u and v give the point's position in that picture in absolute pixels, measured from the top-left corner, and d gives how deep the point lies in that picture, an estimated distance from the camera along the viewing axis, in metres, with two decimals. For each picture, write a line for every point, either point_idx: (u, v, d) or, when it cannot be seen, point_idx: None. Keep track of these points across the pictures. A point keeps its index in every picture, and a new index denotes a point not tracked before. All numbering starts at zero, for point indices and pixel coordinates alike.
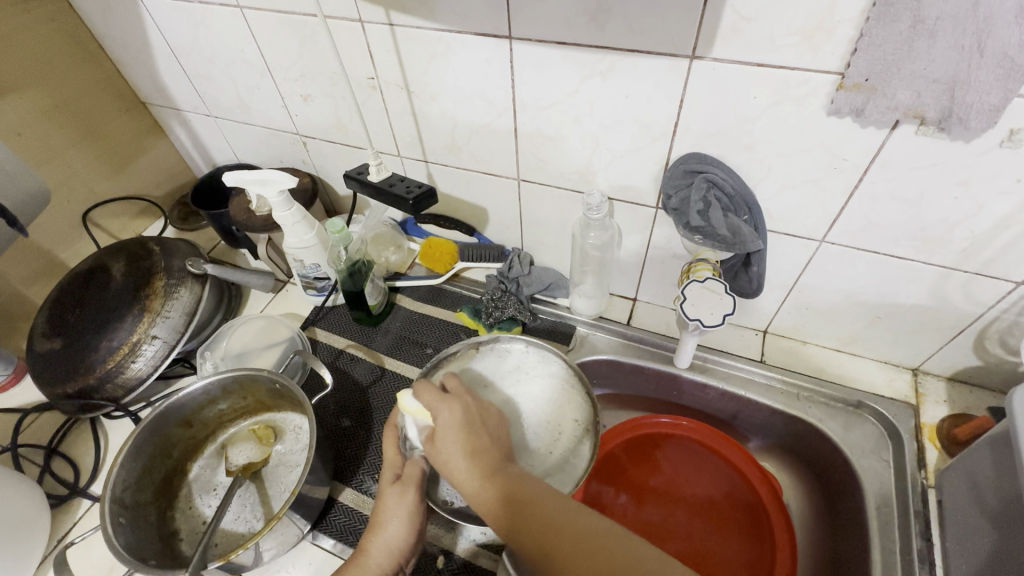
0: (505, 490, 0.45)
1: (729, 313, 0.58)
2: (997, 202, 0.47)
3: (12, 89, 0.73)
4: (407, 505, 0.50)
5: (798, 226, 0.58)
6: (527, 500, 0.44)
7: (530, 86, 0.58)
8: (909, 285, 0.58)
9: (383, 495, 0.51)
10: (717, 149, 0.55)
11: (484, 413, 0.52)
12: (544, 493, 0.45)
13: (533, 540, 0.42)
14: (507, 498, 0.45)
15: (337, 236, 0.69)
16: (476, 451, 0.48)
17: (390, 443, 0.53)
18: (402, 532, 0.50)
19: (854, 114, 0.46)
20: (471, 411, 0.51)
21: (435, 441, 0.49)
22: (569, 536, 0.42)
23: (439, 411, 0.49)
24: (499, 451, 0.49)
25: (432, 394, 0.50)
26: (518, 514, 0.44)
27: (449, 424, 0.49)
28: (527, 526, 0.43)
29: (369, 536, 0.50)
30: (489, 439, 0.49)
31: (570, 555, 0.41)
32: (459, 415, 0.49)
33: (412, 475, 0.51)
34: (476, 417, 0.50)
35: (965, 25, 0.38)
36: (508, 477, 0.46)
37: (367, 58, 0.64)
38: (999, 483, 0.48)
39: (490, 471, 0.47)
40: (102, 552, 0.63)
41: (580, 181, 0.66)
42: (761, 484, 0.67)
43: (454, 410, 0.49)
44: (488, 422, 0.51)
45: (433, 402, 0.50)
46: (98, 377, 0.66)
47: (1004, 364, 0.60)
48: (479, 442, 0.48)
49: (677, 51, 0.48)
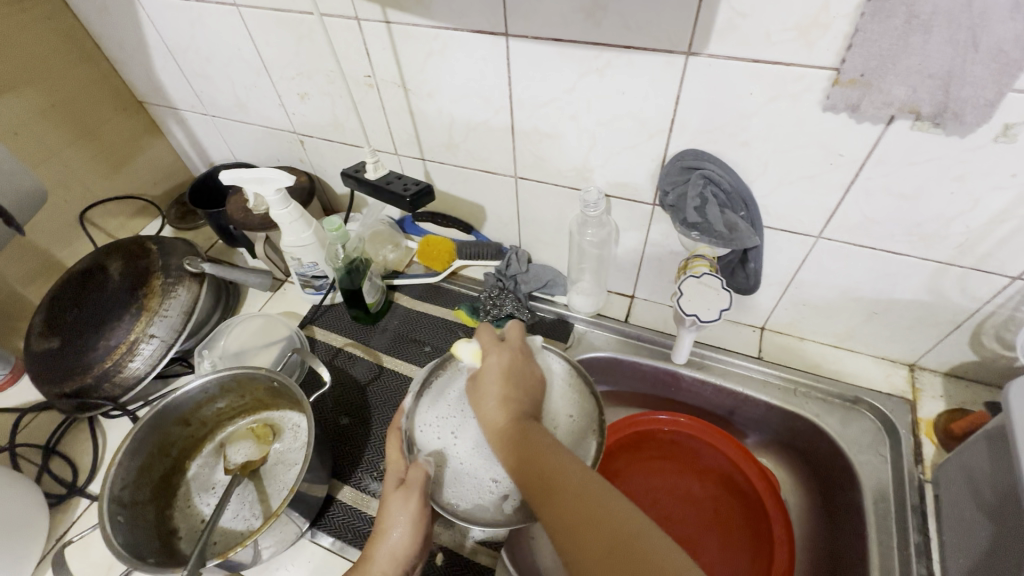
0: (518, 435, 0.49)
1: (726, 309, 0.58)
2: (992, 197, 0.47)
3: (9, 88, 0.73)
4: (412, 511, 0.48)
5: (795, 222, 0.58)
6: (536, 451, 0.47)
7: (526, 83, 0.58)
8: (905, 281, 0.58)
9: (388, 500, 0.49)
10: (714, 146, 0.55)
11: (529, 373, 0.55)
12: (556, 448, 0.47)
13: (539, 486, 0.45)
14: (519, 442, 0.48)
15: (334, 235, 0.69)
16: (508, 397, 0.52)
17: (394, 445, 0.54)
18: (407, 539, 0.49)
19: (850, 110, 0.46)
20: (508, 368, 0.55)
21: (479, 380, 0.55)
22: (572, 496, 0.43)
23: (490, 353, 0.56)
24: (529, 404, 0.53)
25: (489, 338, 0.58)
26: (528, 462, 0.46)
27: (493, 367, 0.55)
28: (535, 470, 0.46)
29: (375, 543, 0.49)
30: (524, 390, 0.53)
31: (568, 509, 0.43)
32: (506, 362, 0.55)
33: (416, 478, 0.49)
34: (520, 369, 0.55)
35: (959, 21, 0.38)
36: (526, 426, 0.50)
37: (364, 56, 0.64)
38: (995, 477, 0.48)
39: (516, 414, 0.51)
40: (101, 551, 0.63)
41: (577, 179, 0.66)
42: (759, 479, 0.67)
43: (502, 356, 0.55)
44: (528, 379, 0.55)
45: (487, 346, 0.57)
46: (96, 376, 0.66)
47: (1000, 359, 0.60)
48: (515, 389, 0.53)
49: (673, 48, 0.48)
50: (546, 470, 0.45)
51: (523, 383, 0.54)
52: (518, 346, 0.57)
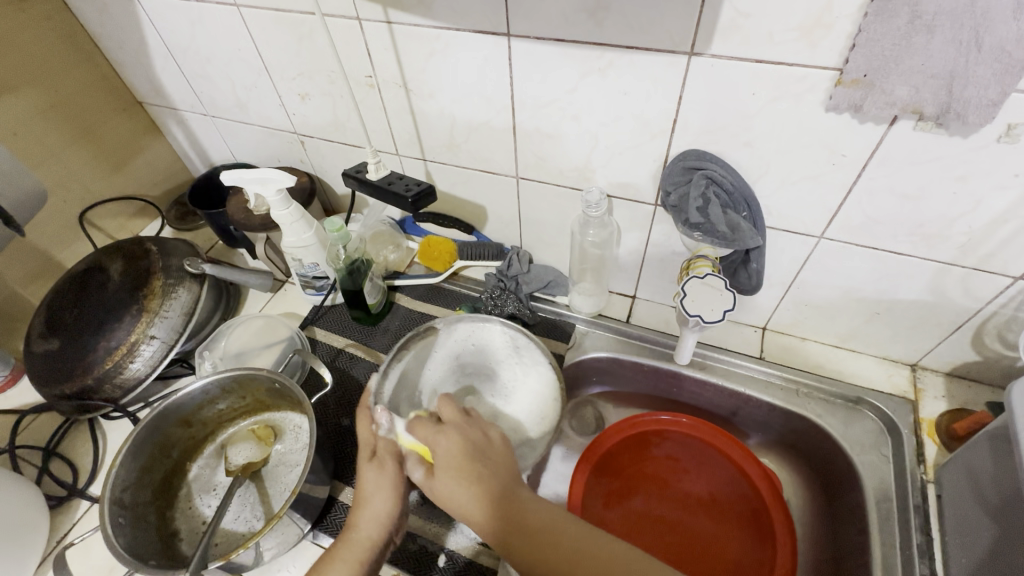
0: (516, 516, 0.46)
1: (730, 309, 0.58)
2: (995, 197, 0.47)
3: (8, 89, 0.73)
4: (388, 477, 0.51)
5: (797, 222, 0.58)
6: (546, 533, 0.45)
7: (528, 83, 0.58)
8: (908, 281, 0.58)
9: (361, 472, 0.51)
10: (717, 146, 0.55)
11: (489, 445, 0.50)
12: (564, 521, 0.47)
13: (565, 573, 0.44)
14: (524, 529, 0.45)
15: (335, 235, 0.69)
16: (488, 485, 0.47)
17: (365, 423, 0.54)
18: (388, 504, 0.50)
19: (853, 110, 0.46)
20: (465, 457, 0.48)
21: (446, 482, 0.47)
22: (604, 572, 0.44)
23: (439, 445, 0.49)
24: (507, 476, 0.48)
25: (427, 428, 0.50)
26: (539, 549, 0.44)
27: (454, 463, 0.47)
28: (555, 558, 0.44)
29: (356, 513, 0.49)
30: (497, 467, 0.48)
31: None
32: (459, 446, 0.49)
33: (387, 449, 0.52)
34: (479, 447, 0.49)
35: (963, 20, 0.38)
36: (521, 504, 0.47)
37: (365, 56, 0.64)
38: (999, 477, 0.48)
39: (503, 502, 0.46)
40: (101, 553, 0.62)
41: (579, 179, 0.66)
42: (761, 479, 0.67)
43: (453, 442, 0.49)
44: (492, 452, 0.50)
45: (430, 436, 0.50)
46: (96, 377, 0.65)
47: (1002, 359, 0.60)
48: (488, 473, 0.48)
49: (676, 48, 0.48)
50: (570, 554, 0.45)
51: (490, 464, 0.49)
52: (461, 422, 0.51)
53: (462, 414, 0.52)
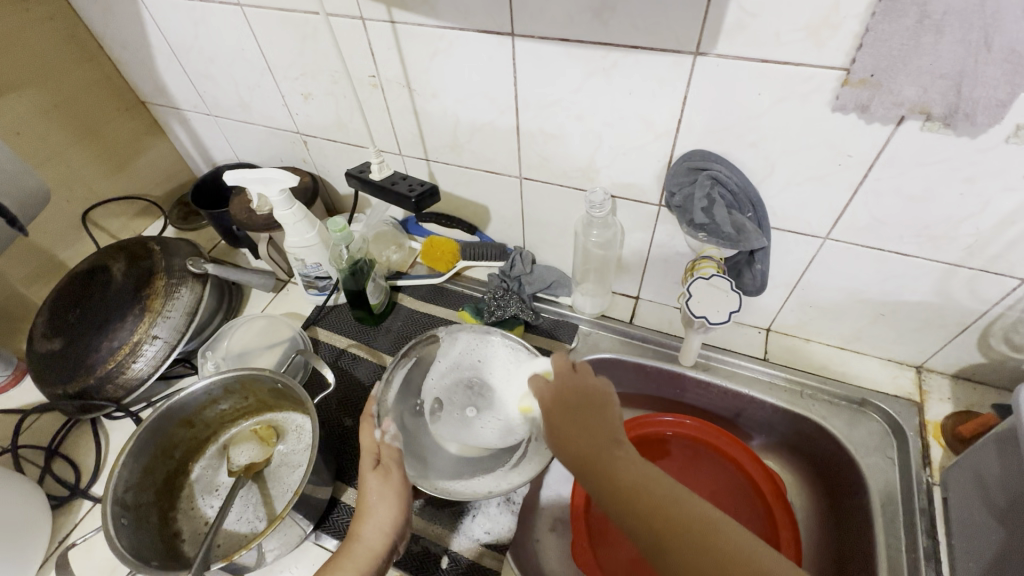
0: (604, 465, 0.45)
1: (735, 310, 0.57)
2: (1002, 198, 0.47)
3: (11, 89, 0.73)
4: (394, 484, 0.50)
5: (802, 223, 0.58)
6: (630, 486, 0.43)
7: (532, 83, 0.58)
8: (914, 282, 0.58)
9: (365, 480, 0.50)
10: (721, 146, 0.55)
11: (590, 400, 0.50)
12: (654, 482, 0.43)
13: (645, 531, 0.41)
14: (612, 482, 0.44)
15: (338, 235, 0.68)
16: (585, 433, 0.47)
17: (367, 430, 0.53)
18: (392, 514, 0.49)
19: (859, 110, 0.45)
20: (565, 409, 0.49)
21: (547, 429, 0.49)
22: (687, 538, 0.40)
23: (546, 397, 0.51)
24: (605, 428, 0.48)
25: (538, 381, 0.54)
26: (623, 501, 0.43)
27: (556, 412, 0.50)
28: (639, 514, 0.42)
29: (360, 524, 0.49)
30: (597, 419, 0.48)
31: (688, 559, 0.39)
32: (565, 396, 0.50)
33: (391, 457, 0.51)
34: (582, 399, 0.50)
35: (972, 21, 0.37)
36: (613, 456, 0.45)
37: (368, 57, 0.64)
38: (1006, 480, 0.48)
39: (597, 450, 0.46)
40: (104, 553, 0.62)
41: (582, 179, 0.66)
42: (764, 481, 0.67)
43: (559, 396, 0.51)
44: (592, 406, 0.49)
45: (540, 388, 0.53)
46: (98, 377, 0.65)
47: (1008, 362, 0.60)
48: (585, 422, 0.48)
49: (681, 48, 0.48)
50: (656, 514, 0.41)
51: (589, 415, 0.49)
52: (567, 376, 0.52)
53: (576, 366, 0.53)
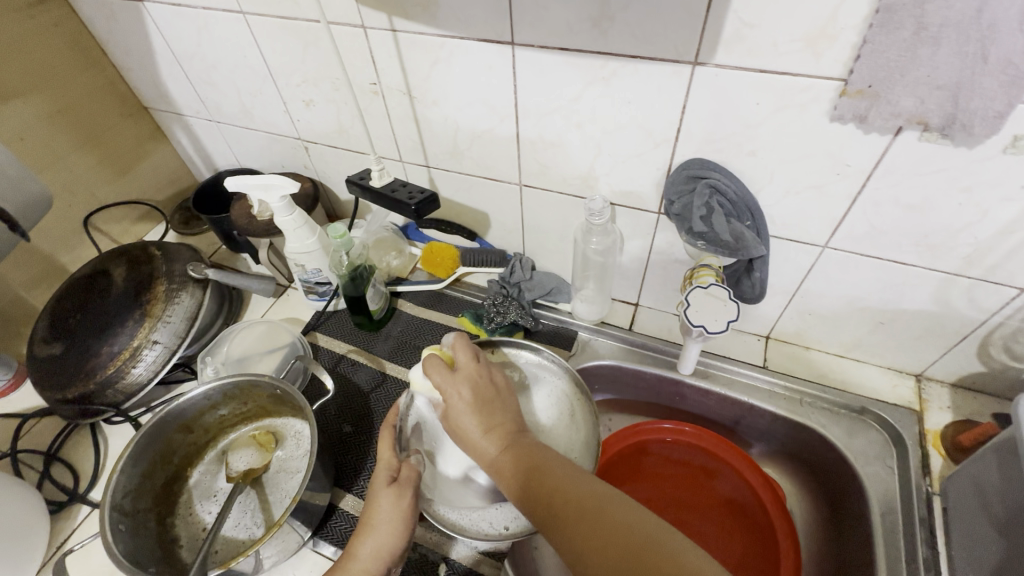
0: (509, 454, 0.47)
1: (734, 319, 0.57)
2: (1000, 208, 0.47)
3: (15, 95, 0.74)
4: (403, 509, 0.49)
5: (802, 232, 0.58)
6: (530, 468, 0.45)
7: (532, 92, 0.58)
8: (913, 291, 0.58)
9: (377, 496, 0.49)
10: (720, 155, 0.55)
11: (498, 392, 0.51)
12: (550, 464, 0.45)
13: (541, 509, 0.43)
14: (516, 465, 0.46)
15: (338, 241, 0.69)
16: (493, 423, 0.48)
17: (387, 442, 0.52)
18: (392, 538, 0.49)
19: (857, 120, 0.46)
20: (473, 404, 0.49)
21: (457, 426, 0.49)
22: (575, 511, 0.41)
23: (449, 390, 0.50)
24: (510, 418, 0.49)
25: (442, 371, 0.50)
26: (523, 482, 0.44)
27: (462, 406, 0.49)
28: (536, 492, 0.43)
29: (358, 541, 0.49)
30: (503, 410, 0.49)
31: (579, 530, 0.40)
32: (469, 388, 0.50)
33: (409, 478, 0.50)
34: (488, 392, 0.50)
35: (968, 32, 0.38)
36: (518, 444, 0.47)
37: (370, 65, 0.64)
38: (1006, 491, 0.47)
39: (504, 438, 0.48)
40: (101, 559, 0.62)
41: (582, 187, 0.66)
42: (764, 489, 0.67)
43: (463, 388, 0.49)
44: (499, 397, 0.50)
45: (444, 381, 0.50)
46: (98, 382, 0.65)
47: (1008, 371, 0.60)
48: (493, 414, 0.49)
49: (680, 57, 0.48)
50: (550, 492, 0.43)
51: (495, 407, 0.49)
52: (473, 367, 0.51)
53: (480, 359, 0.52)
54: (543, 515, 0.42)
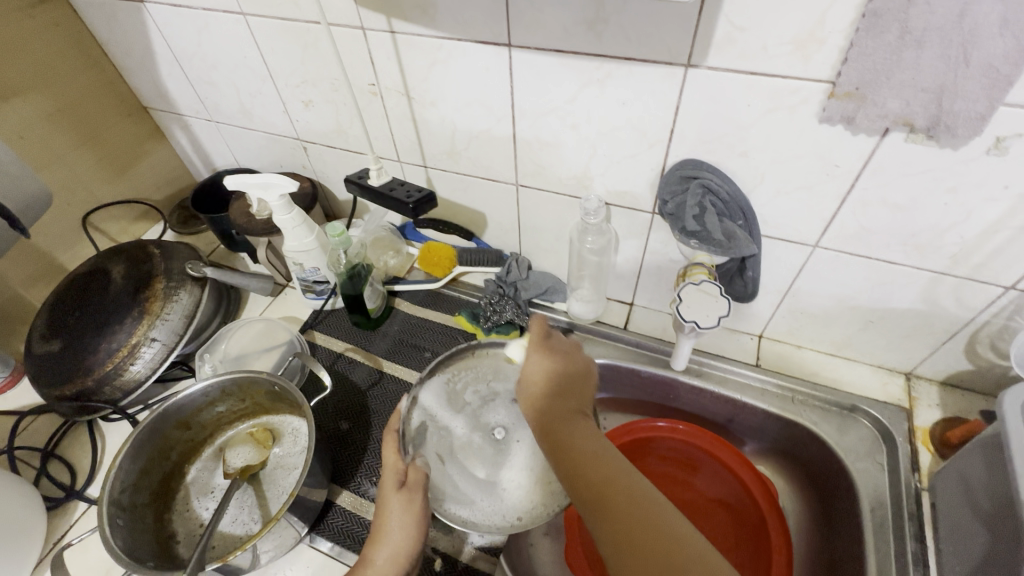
0: (567, 427, 0.50)
1: (724, 315, 0.58)
2: (985, 208, 0.48)
3: (16, 94, 0.74)
4: (415, 512, 0.50)
5: (792, 231, 0.59)
6: (585, 449, 0.47)
7: (528, 93, 0.59)
8: (901, 290, 0.59)
9: (387, 501, 0.50)
10: (712, 156, 0.56)
11: (574, 374, 0.55)
12: (605, 451, 0.47)
13: (591, 492, 0.45)
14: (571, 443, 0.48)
15: (336, 240, 0.69)
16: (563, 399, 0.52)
17: (390, 447, 0.54)
18: (407, 542, 0.49)
19: (845, 122, 0.47)
20: (549, 374, 0.54)
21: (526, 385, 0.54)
22: (623, 504, 0.43)
23: (537, 356, 0.56)
24: (576, 400, 0.53)
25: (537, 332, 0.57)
26: (578, 460, 0.47)
27: (539, 374, 0.54)
28: (588, 474, 0.45)
29: (375, 548, 0.49)
30: (574, 390, 0.53)
31: (625, 523, 0.42)
32: (553, 362, 0.55)
33: (416, 481, 0.51)
34: (565, 370, 0.55)
35: (951, 37, 0.39)
36: (580, 423, 0.50)
37: (368, 66, 0.65)
38: (991, 485, 0.48)
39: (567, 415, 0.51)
40: (99, 555, 0.62)
41: (577, 187, 0.67)
42: (755, 485, 0.67)
43: (547, 359, 0.55)
44: (574, 378, 0.54)
45: (532, 344, 0.57)
46: (96, 379, 0.66)
47: (995, 368, 0.61)
48: (563, 389, 0.53)
49: (673, 60, 0.49)
50: (603, 480, 0.45)
51: (564, 385, 0.54)
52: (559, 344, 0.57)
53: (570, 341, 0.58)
54: (587, 493, 0.45)
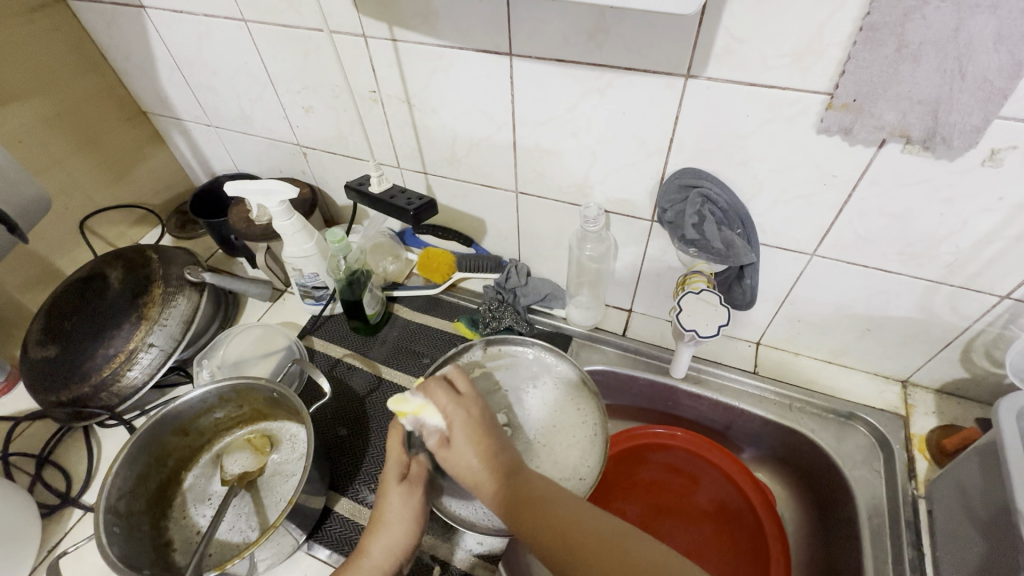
0: (511, 484, 0.48)
1: (724, 323, 0.59)
2: (980, 219, 0.49)
3: (14, 98, 0.74)
4: (413, 505, 0.50)
5: (791, 240, 0.59)
6: (537, 496, 0.46)
7: (529, 101, 0.59)
8: (898, 298, 0.60)
9: (387, 494, 0.50)
10: (711, 165, 0.56)
11: (496, 423, 0.51)
12: (554, 492, 0.47)
13: (556, 544, 0.43)
14: (522, 496, 0.47)
15: (336, 246, 0.70)
16: (493, 454, 0.49)
17: (396, 441, 0.52)
18: (404, 534, 0.49)
19: (843, 133, 0.47)
20: (474, 433, 0.49)
21: (454, 459, 0.49)
22: (586, 543, 0.43)
23: (453, 415, 0.50)
24: (508, 451, 0.50)
25: (445, 395, 0.51)
26: (532, 512, 0.45)
27: (465, 440, 0.49)
28: (550, 527, 0.44)
29: (369, 538, 0.49)
30: (499, 441, 0.50)
31: (594, 564, 0.42)
32: (470, 418, 0.50)
33: (419, 474, 0.51)
34: (485, 423, 0.51)
35: (947, 50, 0.39)
36: (520, 475, 0.48)
37: (369, 73, 0.65)
38: (988, 493, 0.49)
39: (505, 467, 0.48)
40: (94, 563, 0.62)
41: (577, 195, 0.67)
42: (753, 492, 0.68)
43: (468, 413, 0.50)
44: (496, 428, 0.51)
45: (445, 405, 0.50)
46: (93, 385, 0.65)
47: (990, 376, 0.62)
48: (492, 445, 0.49)
49: (673, 70, 0.50)
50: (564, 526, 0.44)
51: (493, 439, 0.50)
52: (472, 395, 0.52)
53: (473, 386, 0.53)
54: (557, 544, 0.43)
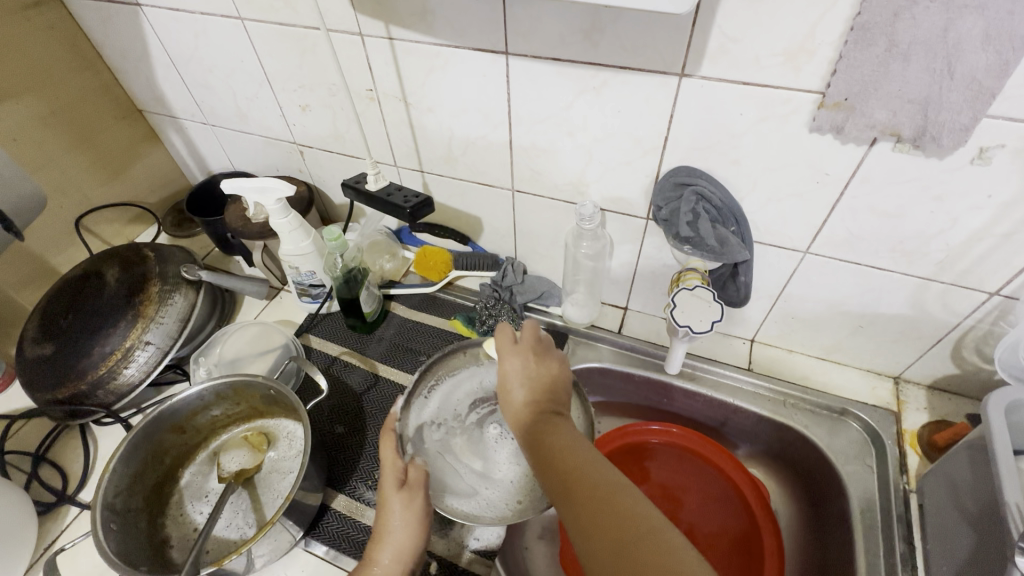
0: (540, 431, 0.49)
1: (718, 320, 0.59)
2: (970, 216, 0.49)
3: (10, 96, 0.74)
4: (416, 508, 0.49)
5: (784, 237, 0.60)
6: (558, 446, 0.47)
7: (525, 99, 0.60)
8: (890, 295, 0.60)
9: (388, 501, 0.49)
10: (706, 163, 0.57)
11: (552, 375, 0.53)
12: (577, 447, 0.46)
13: (559, 480, 0.44)
14: (542, 445, 0.48)
15: (333, 244, 0.70)
16: (535, 402, 0.51)
17: (390, 447, 0.52)
18: (410, 538, 0.49)
19: (835, 131, 0.48)
20: (524, 377, 0.52)
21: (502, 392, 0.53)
22: (588, 489, 0.42)
23: (507, 358, 0.54)
24: (553, 403, 0.51)
25: (508, 340, 0.55)
26: (545, 454, 0.47)
27: (513, 379, 0.53)
28: (558, 470, 0.45)
29: (378, 547, 0.49)
30: (548, 391, 0.52)
31: (587, 506, 0.42)
32: (525, 364, 0.53)
33: (417, 479, 0.50)
34: (541, 372, 0.53)
35: (935, 50, 0.40)
36: (552, 425, 0.49)
37: (366, 72, 0.66)
38: (976, 486, 0.50)
39: (540, 418, 0.50)
40: (90, 561, 0.62)
41: (572, 193, 0.68)
42: (748, 488, 0.69)
43: (524, 359, 0.53)
44: (550, 379, 0.53)
45: (506, 349, 0.55)
46: (90, 383, 0.65)
47: (980, 372, 0.62)
48: (538, 394, 0.52)
49: (667, 69, 0.50)
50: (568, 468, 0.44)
51: (541, 390, 0.52)
52: (535, 345, 0.54)
53: (541, 334, 0.55)
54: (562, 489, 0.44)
